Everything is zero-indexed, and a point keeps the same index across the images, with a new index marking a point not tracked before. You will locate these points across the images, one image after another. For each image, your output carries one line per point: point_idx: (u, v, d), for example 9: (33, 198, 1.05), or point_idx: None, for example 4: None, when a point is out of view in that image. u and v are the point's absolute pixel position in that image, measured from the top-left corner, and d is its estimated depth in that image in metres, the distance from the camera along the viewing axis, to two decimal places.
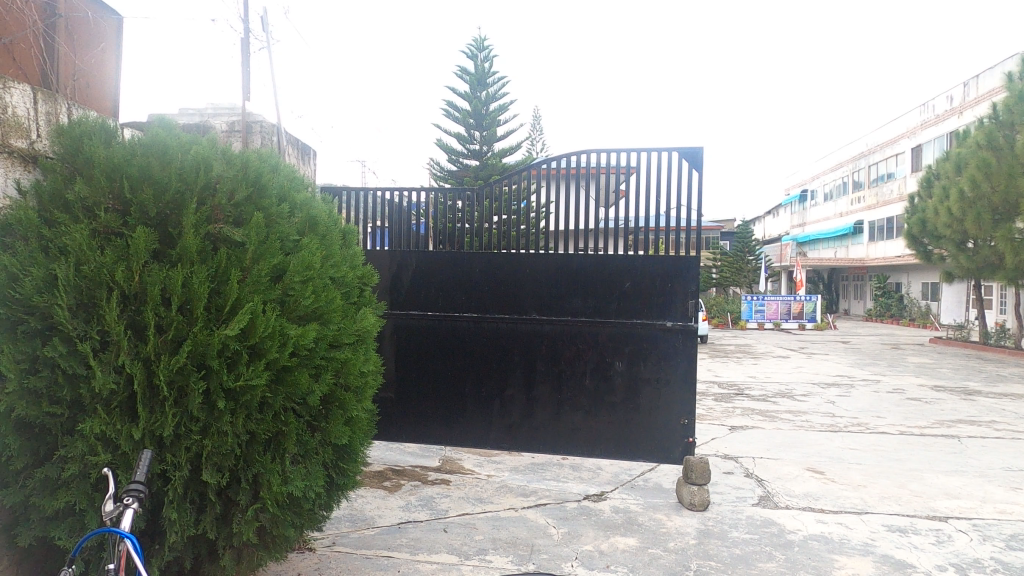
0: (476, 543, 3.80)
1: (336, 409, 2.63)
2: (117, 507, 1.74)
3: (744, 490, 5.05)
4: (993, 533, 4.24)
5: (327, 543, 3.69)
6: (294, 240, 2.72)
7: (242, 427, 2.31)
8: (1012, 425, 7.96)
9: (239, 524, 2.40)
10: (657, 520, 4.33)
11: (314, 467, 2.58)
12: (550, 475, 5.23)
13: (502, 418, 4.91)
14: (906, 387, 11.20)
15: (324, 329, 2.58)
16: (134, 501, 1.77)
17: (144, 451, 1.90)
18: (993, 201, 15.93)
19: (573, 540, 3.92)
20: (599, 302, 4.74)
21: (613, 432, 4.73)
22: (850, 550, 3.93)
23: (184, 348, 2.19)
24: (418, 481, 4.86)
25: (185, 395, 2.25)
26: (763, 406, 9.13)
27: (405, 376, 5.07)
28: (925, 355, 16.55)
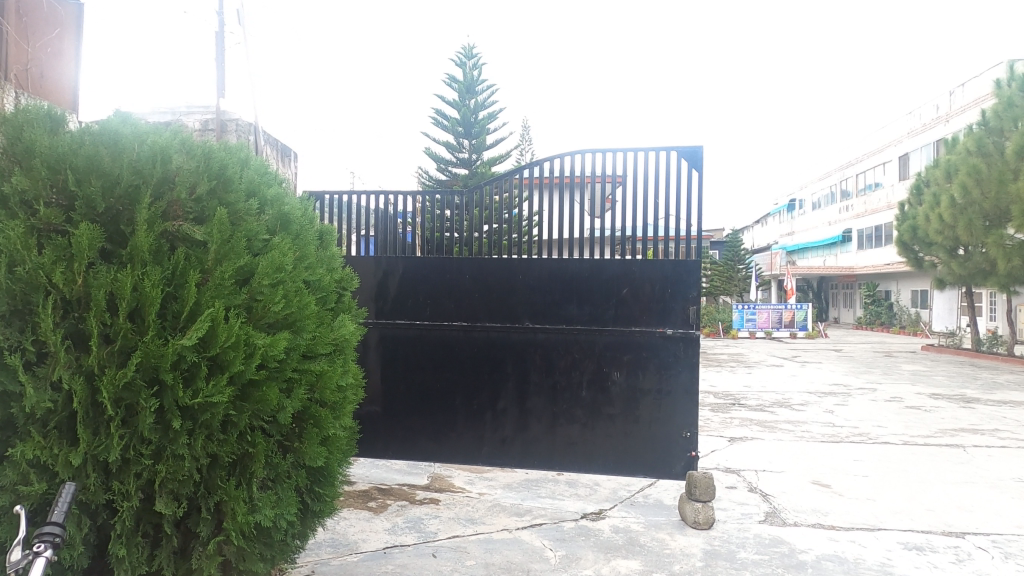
0: (467, 570, 3.53)
1: (311, 427, 2.36)
2: (25, 555, 1.54)
3: (749, 505, 4.81)
4: (1014, 551, 4.00)
5: (305, 572, 3.39)
6: (263, 239, 2.46)
7: (202, 450, 2.05)
8: (1016, 433, 7.78)
9: (198, 560, 2.13)
10: (660, 540, 4.07)
11: (286, 492, 2.31)
12: (545, 492, 4.95)
13: (494, 432, 4.64)
14: (905, 395, 11.03)
15: (297, 338, 2.32)
16: (48, 548, 1.56)
17: (67, 483, 1.67)
18: (984, 207, 15.87)
19: (572, 564, 3.65)
20: (596, 309, 4.50)
21: (612, 446, 4.48)
22: (867, 571, 3.68)
23: (133, 360, 1.92)
24: (405, 500, 4.58)
25: (134, 414, 1.98)
26: (761, 416, 8.90)
27: (392, 389, 4.80)
28: (919, 362, 16.44)
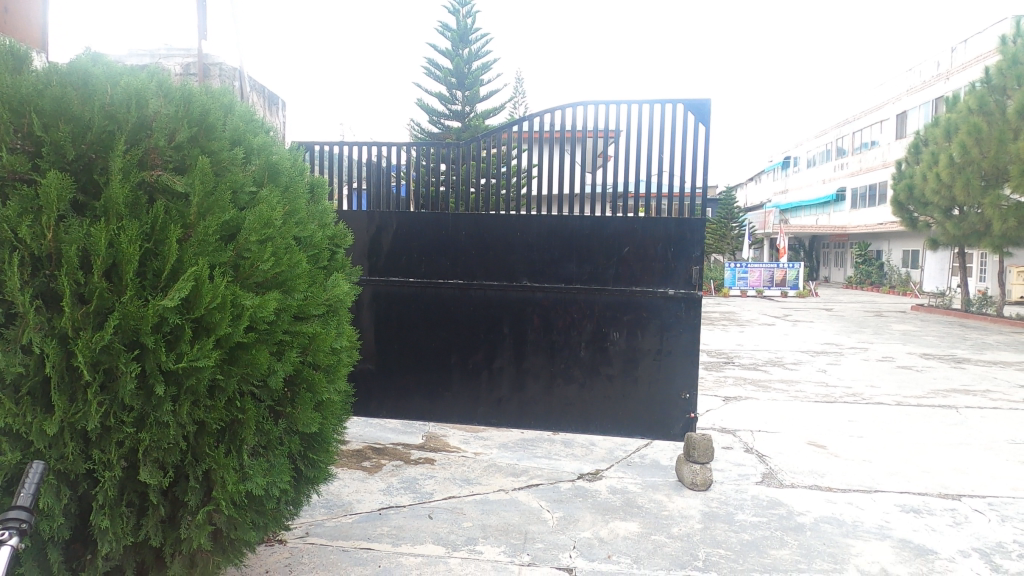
0: (464, 531, 3.48)
1: (304, 392, 2.24)
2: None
3: (746, 466, 4.79)
4: (1012, 514, 3.99)
5: (299, 535, 3.33)
6: (249, 192, 2.29)
7: (188, 417, 1.93)
8: (1008, 394, 7.82)
9: (187, 529, 2.04)
10: (658, 501, 4.04)
11: (278, 459, 2.20)
12: (541, 452, 4.90)
13: (491, 392, 4.56)
14: (896, 355, 11.07)
15: (287, 299, 2.18)
16: (12, 535, 1.52)
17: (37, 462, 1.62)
18: (982, 166, 15.71)
19: (570, 526, 3.61)
20: (596, 268, 4.37)
21: (610, 407, 4.42)
22: (865, 533, 3.66)
23: (111, 322, 1.78)
24: (400, 460, 4.51)
25: (113, 379, 1.85)
26: (755, 375, 8.90)
27: (386, 348, 4.69)
28: (909, 321, 16.52)
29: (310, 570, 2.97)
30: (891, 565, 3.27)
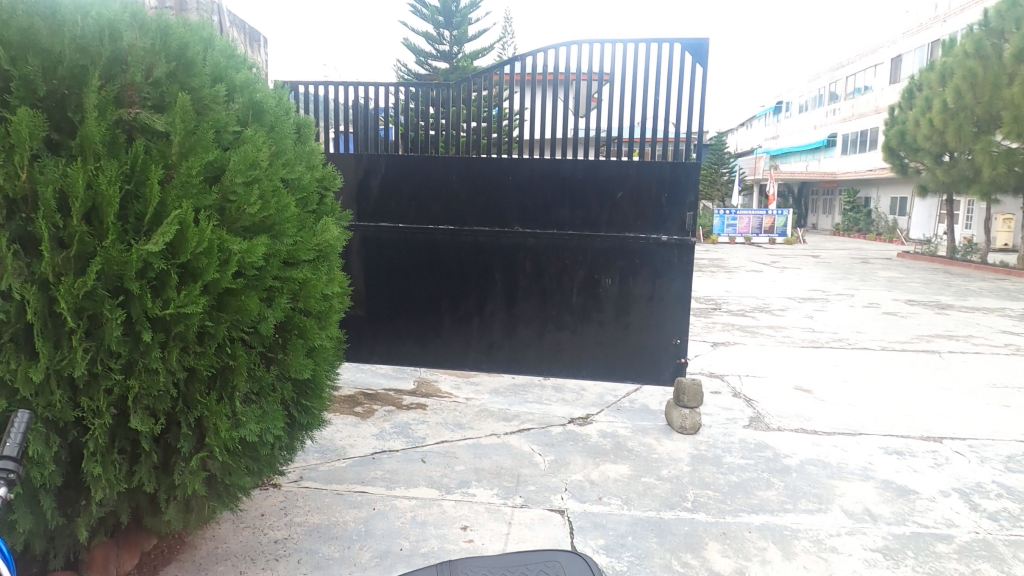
0: (457, 475, 3.52)
1: (296, 338, 2.21)
2: None
3: (734, 410, 4.86)
4: (990, 456, 4.09)
5: (293, 478, 3.35)
6: (233, 131, 2.20)
7: (178, 363, 1.90)
8: (989, 340, 7.95)
9: (181, 475, 2.03)
10: (647, 444, 4.10)
11: (270, 406, 2.18)
12: (532, 397, 4.94)
13: (482, 337, 4.56)
14: (882, 301, 11.19)
15: (276, 244, 2.12)
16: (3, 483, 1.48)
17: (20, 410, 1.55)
18: (975, 112, 15.58)
19: (561, 469, 3.66)
20: (589, 213, 4.31)
21: (601, 353, 4.44)
22: (849, 475, 3.74)
23: (94, 266, 1.71)
24: (391, 405, 4.52)
25: (98, 325, 1.80)
26: (743, 321, 8.97)
27: (376, 294, 4.64)
28: (895, 268, 16.66)
29: (305, 513, 3.00)
30: (875, 505, 3.35)
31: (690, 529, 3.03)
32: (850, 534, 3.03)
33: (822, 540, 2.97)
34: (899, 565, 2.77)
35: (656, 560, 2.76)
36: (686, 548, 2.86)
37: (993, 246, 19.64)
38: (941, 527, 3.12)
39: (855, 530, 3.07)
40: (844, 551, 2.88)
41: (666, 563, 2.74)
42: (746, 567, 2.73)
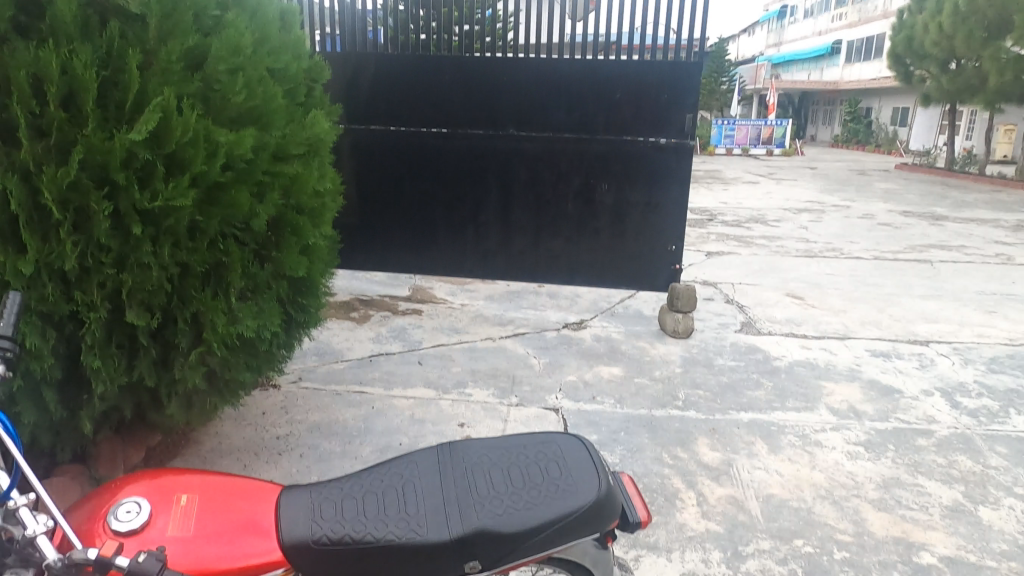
0: (454, 376, 3.59)
1: (289, 236, 2.18)
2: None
3: (726, 316, 4.92)
4: (974, 358, 4.18)
5: (293, 380, 3.40)
6: (213, 17, 2.08)
7: (170, 259, 1.87)
8: (981, 249, 7.99)
9: (181, 371, 2.05)
10: (640, 348, 4.17)
11: (266, 303, 2.18)
12: (526, 304, 4.97)
13: (476, 244, 4.53)
14: (877, 213, 11.15)
15: (264, 137, 2.05)
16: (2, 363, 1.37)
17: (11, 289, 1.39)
18: (987, 16, 15.00)
19: (556, 370, 3.74)
20: (586, 116, 4.19)
21: (596, 259, 4.43)
22: (836, 375, 3.83)
23: (76, 156, 1.66)
24: (387, 312, 4.55)
25: (86, 219, 1.76)
26: (737, 232, 8.94)
27: (369, 201, 4.56)
28: (891, 180, 16.52)
29: (306, 411, 3.06)
30: (860, 403, 3.45)
31: (681, 425, 3.12)
32: (834, 429, 3.13)
33: (808, 435, 3.07)
34: (880, 458, 2.88)
35: (647, 453, 2.85)
36: (676, 443, 2.95)
37: (991, 158, 19.41)
38: (922, 423, 3.23)
39: (840, 426, 3.17)
40: (828, 445, 2.98)
41: (657, 456, 2.83)
42: (733, 459, 2.83)
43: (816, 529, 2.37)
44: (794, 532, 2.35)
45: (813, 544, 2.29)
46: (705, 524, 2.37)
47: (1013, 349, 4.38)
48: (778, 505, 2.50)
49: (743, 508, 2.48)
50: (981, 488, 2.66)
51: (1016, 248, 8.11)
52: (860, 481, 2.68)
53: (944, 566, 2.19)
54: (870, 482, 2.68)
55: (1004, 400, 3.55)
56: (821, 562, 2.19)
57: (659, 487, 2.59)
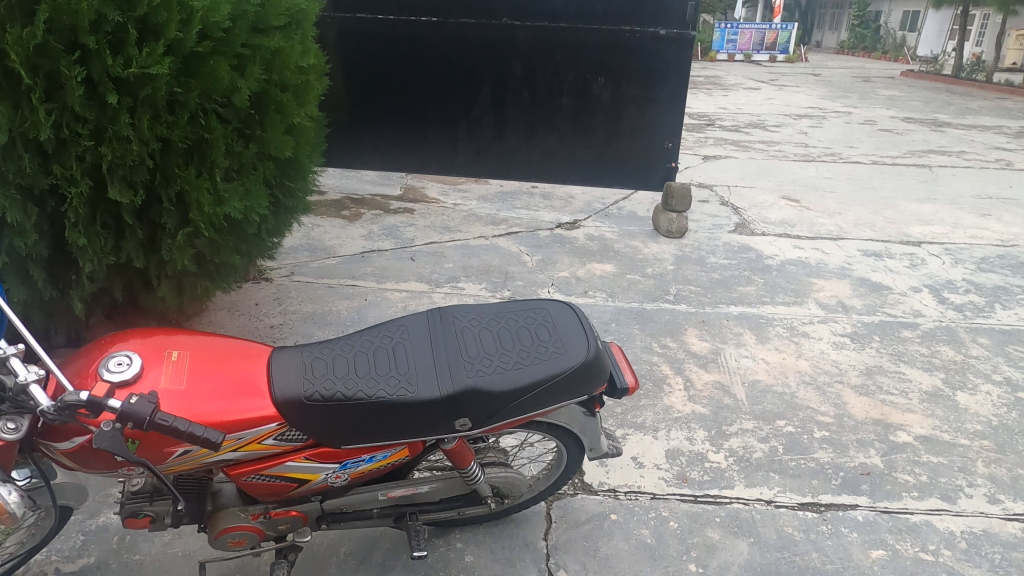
0: (446, 271, 3.58)
1: (273, 114, 2.11)
2: None
3: (721, 217, 4.89)
4: (964, 258, 4.20)
5: (285, 273, 3.39)
6: None
7: (150, 133, 1.81)
8: (981, 155, 7.88)
9: (169, 252, 2.02)
10: (633, 247, 4.16)
11: (253, 185, 2.13)
12: (520, 204, 4.92)
13: (469, 142, 4.38)
14: (878, 119, 10.91)
15: (243, 4, 1.94)
16: None
17: None
18: None
19: (548, 267, 3.73)
20: (584, 2, 3.97)
21: (591, 158, 4.34)
22: (827, 273, 3.85)
23: (42, 15, 1.57)
24: (379, 210, 4.49)
25: (58, 88, 1.69)
26: (736, 137, 8.76)
27: (357, 97, 4.33)
28: (896, 87, 16.07)
29: (299, 303, 3.07)
30: (848, 299, 3.48)
31: (671, 318, 3.16)
32: (821, 322, 3.17)
33: (795, 327, 3.12)
34: (865, 348, 2.94)
35: (637, 343, 2.89)
36: (666, 333, 3.00)
37: (1000, 64, 18.83)
38: (908, 317, 3.28)
39: (827, 319, 3.22)
40: (815, 336, 3.03)
41: (646, 346, 2.88)
42: (721, 349, 2.88)
43: (799, 411, 2.44)
44: (777, 413, 2.42)
45: (795, 424, 2.36)
46: (691, 406, 2.44)
47: (1004, 249, 4.40)
48: (763, 389, 2.57)
49: (729, 392, 2.54)
50: (961, 375, 2.73)
51: (1017, 154, 7.99)
52: (844, 369, 2.75)
53: (919, 444, 2.27)
54: (853, 370, 2.74)
55: (990, 297, 3.59)
56: (802, 440, 2.27)
57: (648, 373, 2.64)
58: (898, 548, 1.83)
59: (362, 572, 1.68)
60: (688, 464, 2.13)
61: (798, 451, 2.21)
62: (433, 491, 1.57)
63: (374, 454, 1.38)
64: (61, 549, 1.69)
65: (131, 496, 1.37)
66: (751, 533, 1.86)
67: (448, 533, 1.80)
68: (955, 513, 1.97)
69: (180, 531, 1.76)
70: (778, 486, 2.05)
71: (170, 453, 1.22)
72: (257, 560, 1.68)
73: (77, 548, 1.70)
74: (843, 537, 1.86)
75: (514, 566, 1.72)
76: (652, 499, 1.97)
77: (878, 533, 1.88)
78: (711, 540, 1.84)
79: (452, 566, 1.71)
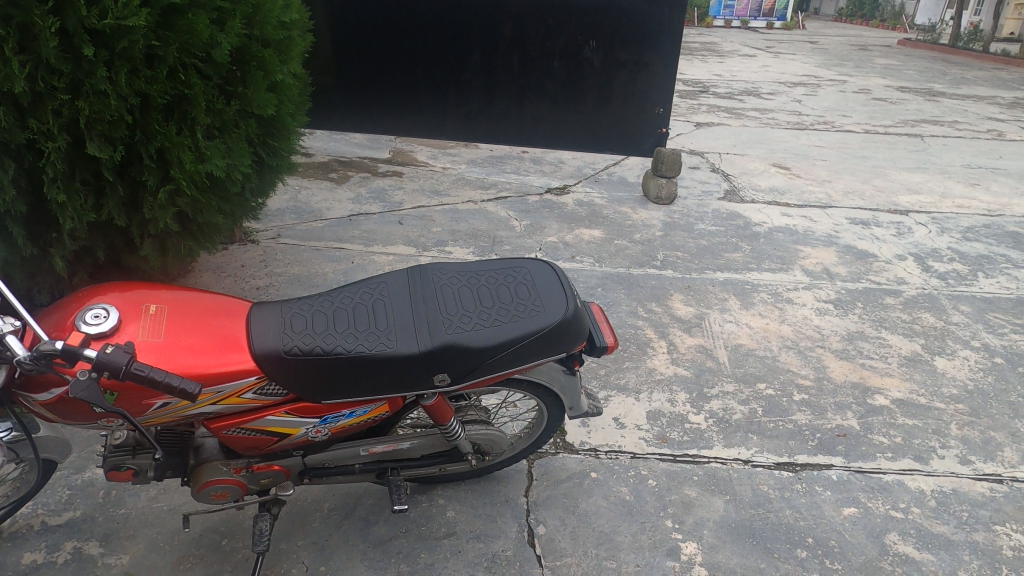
0: (434, 236, 3.57)
1: (255, 71, 2.08)
2: None
3: (711, 184, 4.87)
4: (951, 227, 4.22)
5: (271, 236, 3.37)
6: None
7: (128, 88, 1.78)
8: (974, 125, 7.86)
9: (151, 211, 2.00)
10: (623, 213, 4.15)
11: (236, 143, 2.11)
12: (510, 169, 4.88)
13: (458, 106, 4.31)
14: (873, 88, 10.83)
15: None
16: None
17: None
18: None
19: (537, 232, 3.72)
20: None
21: (581, 122, 4.30)
22: (815, 241, 3.86)
23: None
24: (367, 173, 4.45)
25: (32, 39, 1.66)
26: (729, 104, 8.68)
27: (343, 57, 4.20)
28: (893, 55, 15.92)
29: (285, 265, 3.06)
30: (834, 266, 3.50)
31: (657, 284, 3.17)
32: (806, 289, 3.20)
33: (780, 293, 3.14)
34: (848, 314, 2.97)
35: (622, 308, 2.91)
36: (651, 298, 3.01)
37: (998, 34, 18.65)
38: (892, 285, 3.30)
39: (811, 286, 3.24)
40: (799, 302, 3.06)
41: (632, 310, 2.89)
42: (706, 314, 2.90)
43: (779, 374, 2.47)
44: (757, 376, 2.45)
45: (775, 387, 2.40)
46: (674, 369, 2.47)
47: (990, 219, 4.42)
48: (745, 353, 2.60)
49: (711, 356, 2.57)
50: (940, 341, 2.77)
51: (1009, 125, 7.97)
52: (826, 334, 2.78)
53: (896, 407, 2.31)
54: (835, 335, 2.77)
55: (974, 265, 3.62)
56: (781, 403, 2.30)
57: (632, 336, 2.67)
58: (869, 506, 1.88)
59: (346, 526, 1.71)
60: (669, 425, 2.16)
61: (777, 413, 2.25)
62: (414, 448, 1.59)
63: (353, 411, 1.41)
64: (48, 503, 1.71)
65: (114, 449, 1.40)
66: (727, 491, 1.91)
67: (430, 490, 1.83)
68: (926, 473, 2.01)
69: (166, 486, 1.78)
70: (756, 446, 2.09)
71: (149, 405, 1.25)
72: (242, 514, 1.71)
73: (63, 501, 1.72)
74: (817, 495, 1.91)
75: (495, 521, 1.76)
76: (632, 458, 2.01)
77: (850, 492, 1.92)
78: (688, 497, 1.88)
79: (434, 520, 1.74)
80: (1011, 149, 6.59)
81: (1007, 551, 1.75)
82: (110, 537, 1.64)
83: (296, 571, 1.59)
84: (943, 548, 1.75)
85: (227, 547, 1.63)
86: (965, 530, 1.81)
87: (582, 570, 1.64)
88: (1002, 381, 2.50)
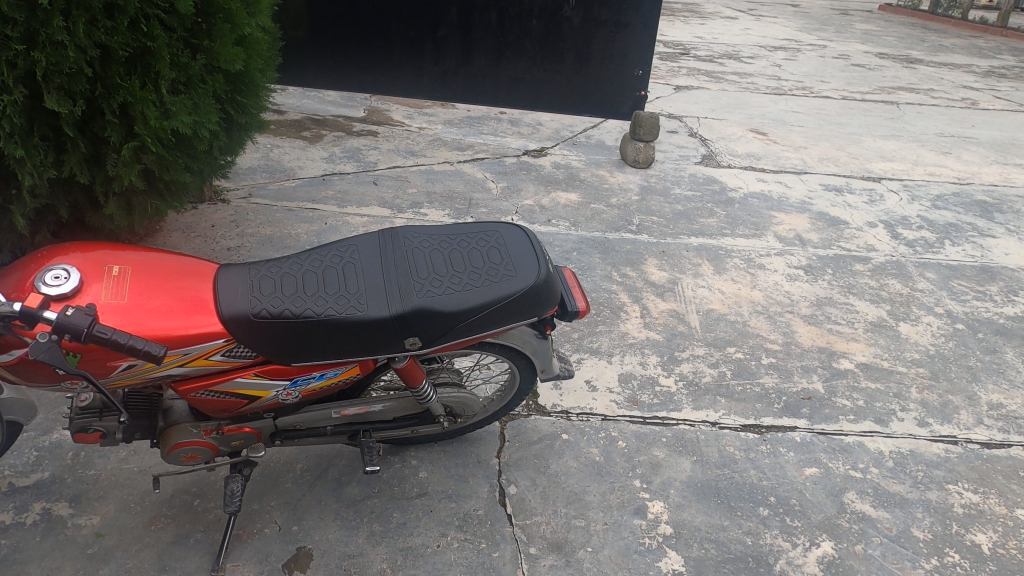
0: (409, 197, 3.53)
1: (221, 24, 2.02)
2: None
3: (688, 148, 4.87)
4: (921, 195, 4.28)
5: (242, 196, 3.30)
6: None
7: (86, 39, 1.72)
8: (949, 94, 7.90)
9: (115, 167, 1.94)
10: (599, 176, 4.14)
11: (203, 99, 2.05)
12: (487, 130, 4.81)
13: (435, 64, 4.20)
14: (852, 53, 10.80)
15: None
16: None
17: None
18: None
19: (513, 195, 3.70)
20: None
21: (560, 84, 4.24)
22: (788, 207, 3.89)
23: None
24: (341, 132, 4.37)
25: None
26: (710, 67, 8.62)
27: (316, 10, 4.05)
28: (873, 20, 15.84)
29: (257, 226, 3.00)
30: (806, 233, 3.54)
31: (632, 248, 3.18)
32: (778, 255, 3.24)
33: (752, 259, 3.17)
34: (818, 280, 3.01)
35: (597, 272, 2.92)
36: (626, 263, 3.02)
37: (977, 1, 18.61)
38: (861, 251, 3.35)
39: (783, 252, 3.28)
40: (771, 268, 3.09)
41: (606, 275, 2.90)
42: (679, 279, 2.93)
43: (748, 339, 2.51)
44: (727, 341, 2.50)
45: (744, 351, 2.44)
46: (646, 333, 2.49)
47: (960, 187, 4.49)
48: (717, 318, 2.63)
49: (683, 320, 2.60)
50: (905, 307, 2.83)
51: (983, 93, 8.04)
52: (795, 300, 2.83)
53: (859, 371, 2.37)
54: (804, 301, 2.82)
55: (941, 233, 3.69)
56: (750, 366, 2.35)
57: (606, 301, 2.68)
58: (830, 466, 1.94)
59: (319, 486, 1.73)
60: (640, 388, 2.20)
61: (745, 376, 2.30)
62: (386, 410, 1.59)
63: (324, 372, 1.41)
64: (15, 465, 1.70)
65: (80, 411, 1.37)
66: (693, 452, 1.95)
67: (403, 451, 1.85)
68: (886, 435, 2.08)
69: (136, 448, 1.77)
70: (723, 409, 2.13)
71: (114, 367, 1.24)
72: (214, 476, 1.72)
73: (31, 463, 1.71)
74: (780, 456, 1.97)
75: (467, 481, 1.78)
76: (603, 420, 2.04)
77: (812, 453, 1.98)
78: (656, 458, 1.92)
79: (406, 481, 1.77)
80: (983, 118, 6.66)
81: (958, 508, 1.83)
82: (80, 499, 1.63)
83: (269, 530, 1.60)
84: (897, 506, 1.83)
85: (200, 508, 1.63)
86: (920, 489, 1.88)
87: (552, 528, 1.68)
88: (962, 346, 2.57)
